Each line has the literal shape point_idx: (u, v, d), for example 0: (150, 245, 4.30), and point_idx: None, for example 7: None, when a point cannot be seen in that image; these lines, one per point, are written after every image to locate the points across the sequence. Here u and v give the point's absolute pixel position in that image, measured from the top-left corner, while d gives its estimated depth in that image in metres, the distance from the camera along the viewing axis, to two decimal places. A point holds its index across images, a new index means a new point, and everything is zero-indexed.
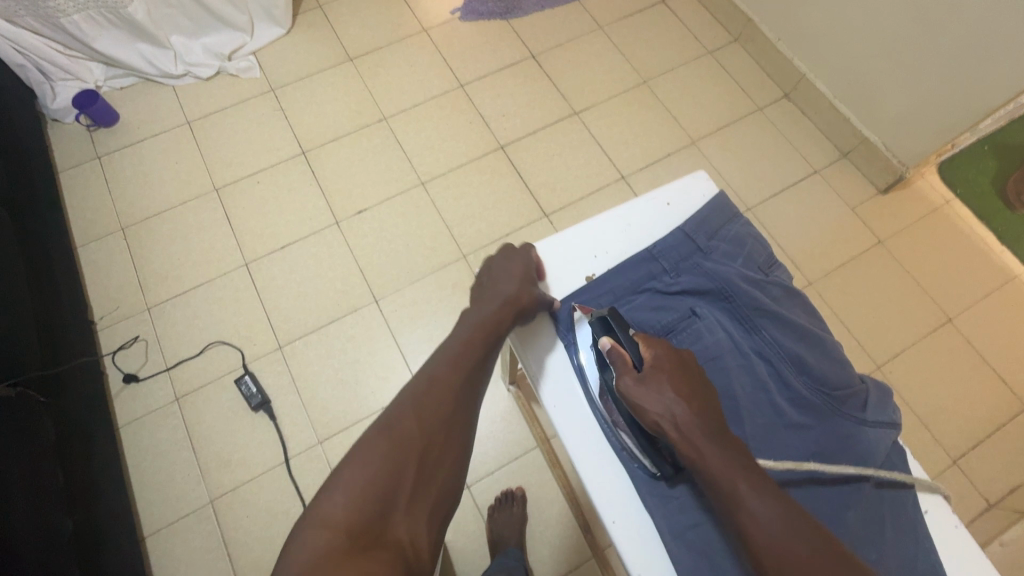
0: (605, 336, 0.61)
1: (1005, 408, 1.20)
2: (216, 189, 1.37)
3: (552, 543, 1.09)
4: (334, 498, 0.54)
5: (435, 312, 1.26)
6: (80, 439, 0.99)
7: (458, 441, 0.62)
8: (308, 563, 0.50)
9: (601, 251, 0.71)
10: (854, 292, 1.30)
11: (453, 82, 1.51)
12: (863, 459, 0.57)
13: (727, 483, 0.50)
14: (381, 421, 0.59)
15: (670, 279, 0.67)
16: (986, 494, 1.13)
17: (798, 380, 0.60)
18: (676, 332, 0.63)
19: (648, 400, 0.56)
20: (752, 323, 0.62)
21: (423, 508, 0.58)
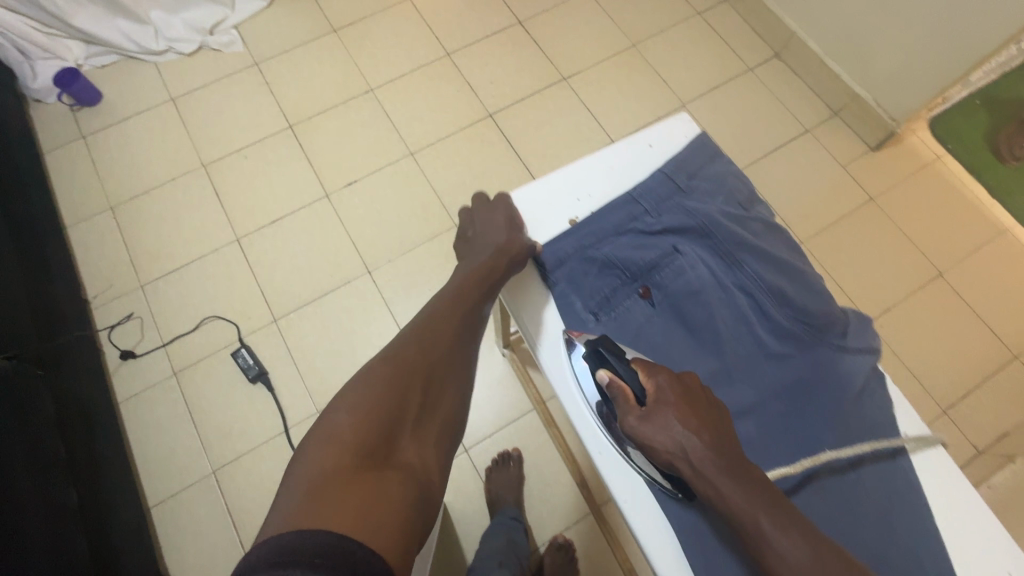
0: (601, 369, 0.58)
1: (994, 357, 1.22)
2: (204, 165, 1.36)
3: (550, 501, 1.11)
4: (340, 421, 0.55)
5: (428, 281, 1.26)
6: (80, 412, 1.01)
7: (456, 378, 0.63)
8: (316, 479, 0.49)
9: (583, 194, 0.69)
10: (846, 249, 1.31)
11: (439, 50, 1.49)
12: (840, 386, 0.58)
13: (742, 514, 0.48)
14: (379, 357, 0.62)
15: (651, 219, 0.65)
16: (976, 441, 1.15)
17: (778, 311, 0.60)
18: (660, 270, 0.62)
19: (655, 435, 0.53)
20: (734, 258, 0.62)
21: (427, 437, 0.58)
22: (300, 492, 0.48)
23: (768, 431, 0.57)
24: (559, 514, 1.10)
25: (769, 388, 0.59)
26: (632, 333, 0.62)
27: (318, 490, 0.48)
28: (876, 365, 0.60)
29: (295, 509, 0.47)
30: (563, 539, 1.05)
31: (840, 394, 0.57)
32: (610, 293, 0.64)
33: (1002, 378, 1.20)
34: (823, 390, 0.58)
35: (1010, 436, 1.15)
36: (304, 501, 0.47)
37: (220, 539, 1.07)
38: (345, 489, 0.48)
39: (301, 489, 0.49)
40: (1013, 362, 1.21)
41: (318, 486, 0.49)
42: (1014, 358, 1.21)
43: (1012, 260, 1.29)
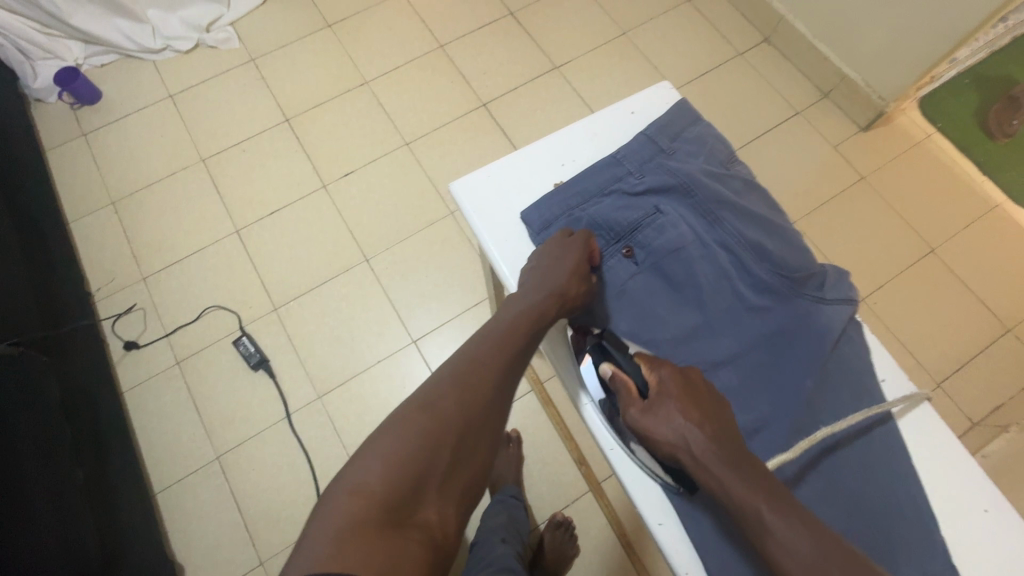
0: (604, 362, 0.56)
1: (986, 330, 1.23)
2: (203, 160, 1.38)
3: (549, 479, 1.12)
4: (366, 470, 0.46)
5: (424, 268, 1.27)
6: (85, 398, 1.04)
7: (497, 433, 0.53)
8: (340, 534, 0.41)
9: (568, 160, 0.66)
10: (838, 228, 1.32)
11: (432, 42, 1.51)
12: (821, 338, 0.55)
13: (746, 506, 0.44)
14: (416, 398, 0.51)
15: (634, 179, 0.61)
16: (970, 413, 1.16)
17: (759, 266, 0.57)
18: (641, 229, 0.59)
19: (655, 426, 0.51)
20: (715, 215, 0.58)
21: (459, 495, 0.49)
22: (320, 548, 0.40)
23: (750, 381, 0.56)
24: (558, 492, 1.11)
25: (748, 342, 0.57)
26: (612, 293, 0.60)
27: (340, 550, 0.40)
28: (855, 315, 0.58)
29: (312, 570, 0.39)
30: (561, 516, 1.05)
31: (822, 345, 0.55)
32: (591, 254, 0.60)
33: (995, 351, 1.21)
34: (804, 343, 0.55)
35: (1004, 407, 1.16)
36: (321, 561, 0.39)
37: (225, 523, 1.09)
38: (369, 553, 0.40)
39: (322, 542, 0.41)
40: (1005, 335, 1.22)
41: (339, 545, 0.41)
42: (1006, 331, 1.22)
43: (1002, 235, 1.30)
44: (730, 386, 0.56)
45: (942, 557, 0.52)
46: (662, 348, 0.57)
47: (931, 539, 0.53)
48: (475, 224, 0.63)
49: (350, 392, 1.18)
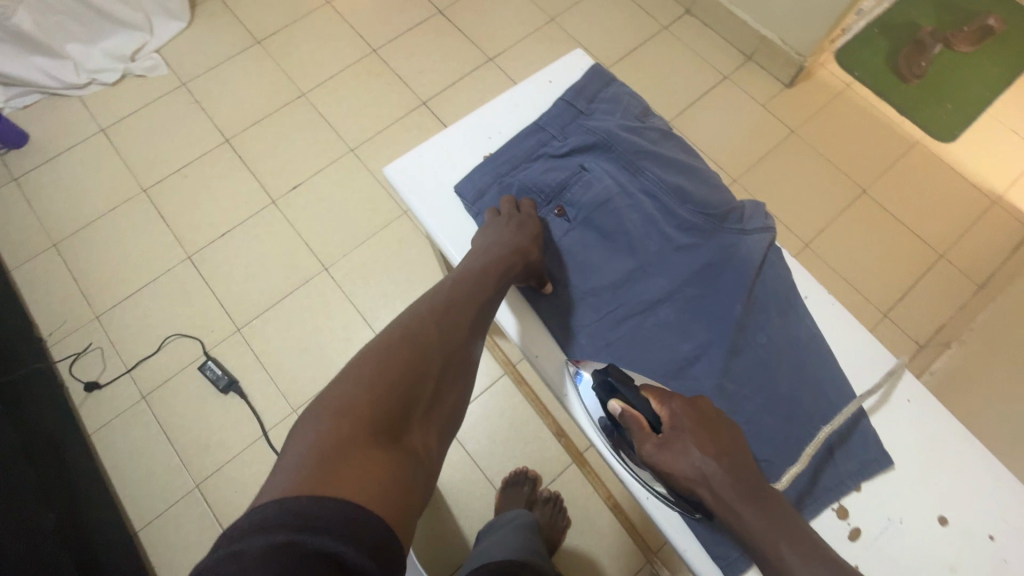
0: (612, 399, 0.53)
1: (920, 258, 1.30)
2: (144, 190, 1.36)
3: (533, 457, 1.13)
4: (352, 389, 0.44)
5: (384, 269, 1.28)
6: (47, 447, 1.01)
7: (469, 371, 0.53)
8: (329, 446, 0.40)
9: (495, 133, 0.68)
10: (775, 180, 1.38)
11: (365, 47, 1.51)
12: (745, 265, 0.58)
13: (766, 542, 0.44)
14: (396, 329, 0.50)
15: (559, 142, 0.64)
16: (916, 337, 1.24)
17: (680, 207, 0.60)
18: (568, 188, 0.62)
19: (674, 464, 0.48)
20: (636, 166, 0.62)
21: (438, 427, 0.48)
22: (308, 458, 0.39)
23: (687, 314, 0.58)
24: (542, 468, 1.12)
25: (679, 278, 0.59)
26: (550, 250, 0.62)
27: (332, 459, 0.39)
28: (776, 241, 0.60)
29: (303, 476, 0.37)
30: (550, 493, 1.08)
31: (746, 273, 0.58)
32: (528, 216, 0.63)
33: (931, 277, 1.29)
34: (730, 272, 0.58)
35: (946, 327, 1.23)
36: (313, 470, 0.38)
37: None
38: (362, 465, 0.39)
39: (311, 452, 0.39)
40: (938, 262, 1.30)
41: (329, 455, 0.39)
42: (939, 257, 1.31)
43: (925, 170, 1.39)
44: (666, 322, 0.58)
45: (873, 445, 0.55)
46: (601, 296, 0.60)
47: (858, 427, 0.56)
48: (411, 202, 0.65)
49: None
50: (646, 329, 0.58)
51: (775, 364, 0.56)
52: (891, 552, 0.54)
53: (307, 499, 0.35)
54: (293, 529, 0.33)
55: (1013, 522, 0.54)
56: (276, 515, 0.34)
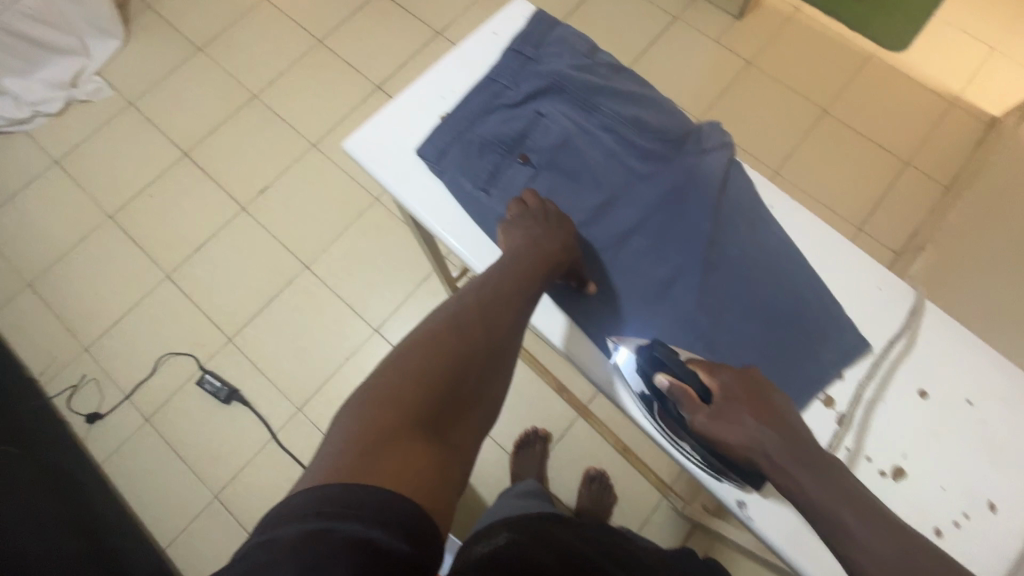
0: (659, 373, 0.53)
1: (887, 169, 1.33)
2: (110, 216, 1.33)
3: (540, 416, 1.15)
4: (396, 382, 0.45)
5: (365, 258, 1.28)
6: (68, 476, 1.02)
7: (508, 369, 0.52)
8: (372, 435, 0.40)
9: (446, 91, 0.66)
10: (739, 113, 1.39)
11: (311, 40, 1.48)
12: (708, 184, 0.60)
13: (828, 510, 0.44)
14: (441, 323, 0.50)
15: (512, 91, 0.63)
16: (892, 246, 1.27)
17: (639, 138, 0.62)
18: (529, 136, 0.62)
19: (728, 432, 0.50)
20: (592, 105, 0.63)
21: (477, 424, 0.48)
22: (351, 446, 0.39)
23: (660, 240, 0.60)
24: (551, 425, 1.14)
25: (649, 206, 0.60)
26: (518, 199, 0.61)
27: (374, 449, 0.39)
28: (736, 156, 0.62)
29: (346, 463, 0.38)
30: (595, 470, 1.08)
31: (710, 189, 0.60)
32: (492, 168, 0.62)
33: (899, 185, 1.31)
34: (698, 191, 0.60)
35: (920, 231, 1.26)
36: (354, 457, 0.38)
37: None
38: (403, 455, 0.39)
39: (354, 440, 0.40)
40: (905, 169, 1.33)
41: (373, 445, 0.40)
42: (905, 165, 1.33)
43: (881, 82, 1.40)
44: (642, 250, 0.60)
45: (852, 336, 0.57)
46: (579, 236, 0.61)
47: (834, 317, 0.57)
48: (373, 171, 0.63)
49: (327, 396, 1.19)
50: (623, 260, 0.60)
51: (749, 274, 0.58)
52: (879, 430, 0.55)
53: (345, 486, 0.36)
54: (327, 515, 0.34)
55: (989, 385, 0.56)
56: (316, 502, 0.35)
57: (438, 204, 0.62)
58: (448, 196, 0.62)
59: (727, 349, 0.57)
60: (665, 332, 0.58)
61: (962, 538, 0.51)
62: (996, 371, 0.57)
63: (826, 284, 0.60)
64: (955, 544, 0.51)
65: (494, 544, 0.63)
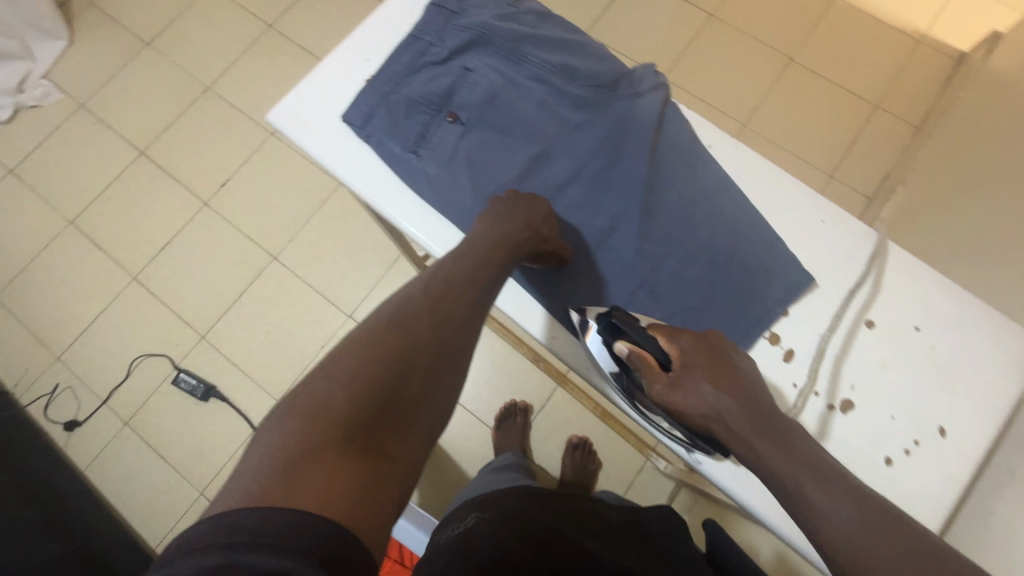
0: (618, 341, 0.51)
1: (858, 113, 1.30)
2: (71, 222, 1.31)
3: (520, 388, 1.14)
4: (327, 387, 0.38)
5: (333, 245, 1.26)
6: (68, 478, 1.06)
7: (466, 361, 0.46)
8: (295, 451, 0.34)
9: (370, 53, 0.64)
10: (704, 68, 1.36)
11: (260, 24, 1.42)
12: (642, 127, 0.59)
13: (788, 479, 0.43)
14: (384, 316, 0.43)
15: (437, 46, 0.62)
16: (865, 190, 1.25)
17: (570, 86, 0.61)
18: (456, 93, 0.61)
19: (687, 402, 0.47)
20: (519, 56, 0.62)
21: (432, 427, 0.41)
22: (269, 467, 0.33)
23: (596, 189, 0.59)
24: (530, 396, 1.13)
25: (585, 155, 0.60)
26: (449, 159, 0.59)
27: (295, 468, 0.33)
28: (670, 97, 0.61)
29: (260, 488, 0.32)
30: (578, 438, 1.08)
31: (644, 133, 0.59)
32: (421, 129, 0.60)
33: (871, 128, 1.29)
34: (632, 137, 0.59)
35: (892, 174, 1.24)
36: (271, 479, 0.32)
37: None
38: (330, 474, 0.33)
39: (271, 459, 0.34)
40: (875, 112, 1.30)
41: (293, 463, 0.33)
42: (875, 108, 1.30)
43: (850, 23, 1.36)
44: (579, 201, 0.59)
45: (792, 267, 0.57)
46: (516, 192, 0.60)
47: (777, 256, 0.57)
48: (300, 141, 0.62)
49: None
50: (561, 212, 0.59)
51: (688, 216, 0.58)
52: (827, 364, 0.55)
53: (255, 513, 0.30)
54: (232, 547, 0.28)
55: (937, 310, 0.56)
56: (219, 534, 0.29)
57: (369, 169, 0.60)
58: (378, 160, 0.61)
59: (668, 293, 0.57)
60: (609, 283, 0.58)
61: (912, 464, 0.52)
62: (942, 297, 0.56)
63: (769, 222, 0.60)
64: (905, 472, 0.51)
65: (461, 526, 0.61)
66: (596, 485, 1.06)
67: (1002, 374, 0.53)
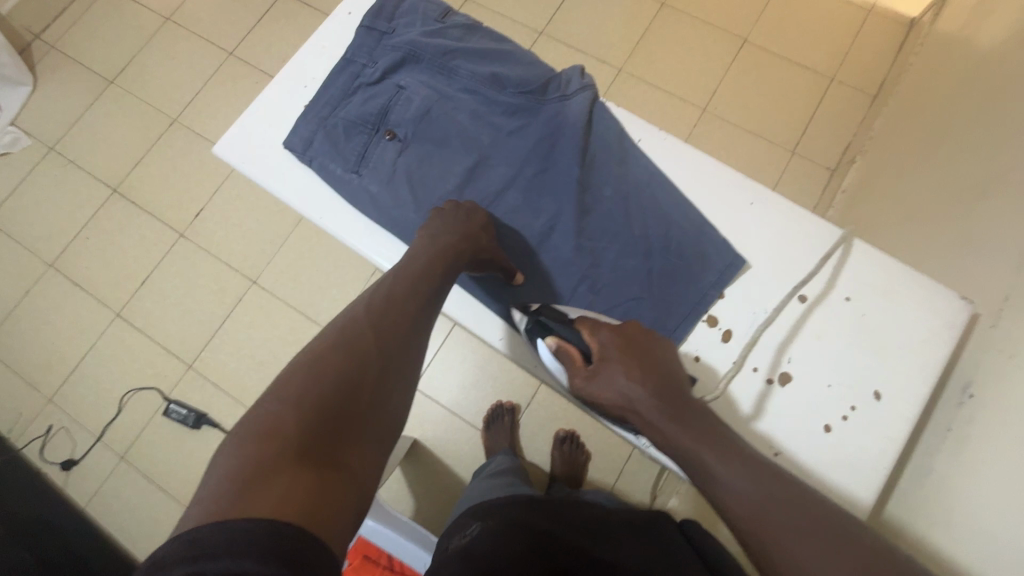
0: (546, 337, 0.55)
1: (815, 87, 1.32)
2: (50, 265, 1.32)
3: (505, 389, 1.16)
4: (277, 409, 0.39)
5: (310, 264, 1.27)
6: (65, 515, 1.08)
7: (416, 371, 0.48)
8: (250, 472, 0.35)
9: (309, 80, 0.67)
10: (661, 56, 1.38)
11: (221, 52, 1.43)
12: (573, 126, 0.62)
13: (690, 453, 0.44)
14: (329, 335, 0.45)
15: (370, 68, 0.65)
16: (827, 163, 1.27)
17: (500, 94, 0.64)
18: (392, 110, 0.63)
19: (601, 391, 0.50)
20: (449, 69, 0.65)
21: (388, 433, 0.43)
22: (227, 491, 0.34)
23: (534, 192, 0.62)
24: (516, 395, 1.15)
25: (519, 160, 0.63)
26: (389, 175, 0.62)
27: (252, 486, 0.34)
28: (598, 95, 0.64)
29: (220, 508, 0.33)
30: (565, 431, 1.10)
31: (575, 131, 0.61)
32: (361, 149, 0.62)
33: (828, 102, 1.30)
34: (563, 138, 0.62)
35: (852, 145, 1.26)
36: (230, 501, 0.33)
37: None
38: (288, 487, 0.34)
39: (228, 482, 0.34)
40: (831, 85, 1.31)
41: (251, 483, 0.34)
42: (831, 81, 1.32)
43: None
44: (517, 205, 0.62)
45: (726, 250, 0.60)
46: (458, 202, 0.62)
47: (709, 240, 0.60)
48: (247, 170, 0.65)
49: None
50: (500, 217, 0.62)
51: (625, 210, 0.61)
52: (765, 341, 0.58)
53: (217, 526, 0.31)
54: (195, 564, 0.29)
55: (866, 280, 0.59)
56: (183, 551, 0.30)
57: (316, 192, 0.64)
58: (325, 185, 0.64)
59: (609, 287, 0.60)
60: (553, 282, 0.61)
61: (851, 428, 0.54)
62: (871, 265, 0.59)
63: (701, 208, 0.62)
64: (844, 437, 0.54)
65: (467, 536, 0.61)
66: (587, 477, 1.08)
67: (932, 334, 0.56)
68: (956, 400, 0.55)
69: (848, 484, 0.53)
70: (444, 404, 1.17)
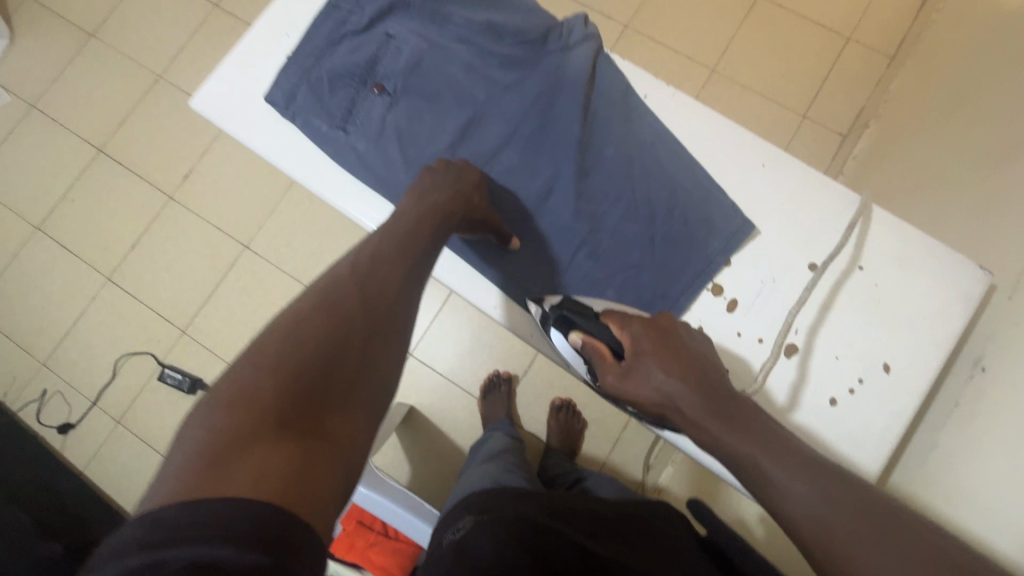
0: (572, 332, 0.53)
1: (830, 46, 1.25)
2: (37, 227, 1.29)
3: (502, 357, 1.15)
4: (253, 376, 0.37)
5: (303, 229, 1.23)
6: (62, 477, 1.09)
7: (406, 335, 0.45)
8: (220, 443, 0.33)
9: (290, 28, 0.63)
10: (669, 12, 1.30)
11: (205, 4, 1.35)
12: (573, 80, 0.58)
13: (743, 455, 0.41)
14: (311, 297, 0.43)
15: (357, 14, 0.60)
16: (839, 128, 1.22)
17: (496, 44, 0.60)
18: (380, 62, 0.59)
19: (637, 388, 0.48)
20: (442, 17, 0.60)
21: (377, 399, 0.41)
22: (196, 462, 0.32)
23: (530, 151, 0.59)
24: (513, 364, 1.14)
25: (517, 117, 0.59)
26: (378, 133, 0.59)
27: (223, 459, 0.32)
28: (601, 47, 0.60)
29: (189, 481, 0.31)
30: (561, 400, 1.10)
31: (576, 85, 0.58)
32: (348, 104, 0.59)
33: (843, 63, 1.24)
34: (564, 93, 0.58)
35: (865, 109, 1.21)
36: (198, 474, 0.31)
37: None
38: (262, 460, 0.33)
39: (196, 453, 0.33)
40: (848, 44, 1.25)
41: (222, 455, 0.33)
42: (848, 40, 1.25)
43: None
44: (514, 165, 0.59)
45: (733, 215, 0.57)
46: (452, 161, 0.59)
47: (715, 204, 0.57)
48: (227, 126, 0.61)
49: None
50: (497, 178, 0.59)
51: (628, 171, 0.58)
52: (771, 312, 0.56)
53: (182, 506, 0.29)
54: (158, 545, 0.27)
55: (880, 250, 0.56)
56: (149, 531, 0.28)
57: (302, 150, 0.61)
58: (311, 143, 0.61)
59: (609, 252, 0.58)
60: (551, 247, 0.59)
61: (856, 402, 0.53)
62: (887, 234, 0.56)
63: (709, 171, 0.59)
64: (849, 410, 0.53)
65: (459, 529, 0.59)
66: (582, 446, 1.08)
67: (945, 306, 0.54)
68: (966, 374, 0.53)
69: (851, 458, 0.52)
70: (441, 372, 1.16)
